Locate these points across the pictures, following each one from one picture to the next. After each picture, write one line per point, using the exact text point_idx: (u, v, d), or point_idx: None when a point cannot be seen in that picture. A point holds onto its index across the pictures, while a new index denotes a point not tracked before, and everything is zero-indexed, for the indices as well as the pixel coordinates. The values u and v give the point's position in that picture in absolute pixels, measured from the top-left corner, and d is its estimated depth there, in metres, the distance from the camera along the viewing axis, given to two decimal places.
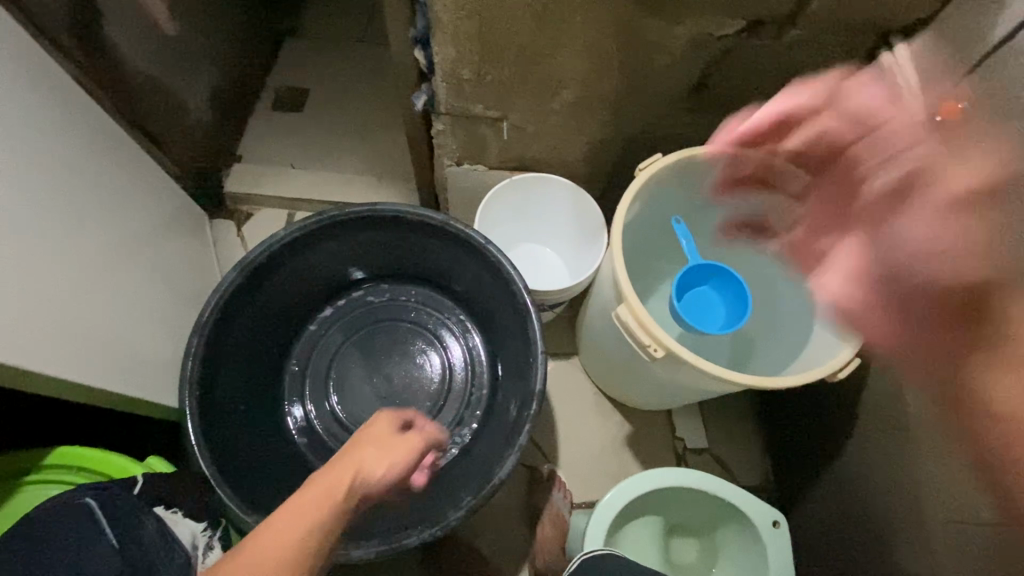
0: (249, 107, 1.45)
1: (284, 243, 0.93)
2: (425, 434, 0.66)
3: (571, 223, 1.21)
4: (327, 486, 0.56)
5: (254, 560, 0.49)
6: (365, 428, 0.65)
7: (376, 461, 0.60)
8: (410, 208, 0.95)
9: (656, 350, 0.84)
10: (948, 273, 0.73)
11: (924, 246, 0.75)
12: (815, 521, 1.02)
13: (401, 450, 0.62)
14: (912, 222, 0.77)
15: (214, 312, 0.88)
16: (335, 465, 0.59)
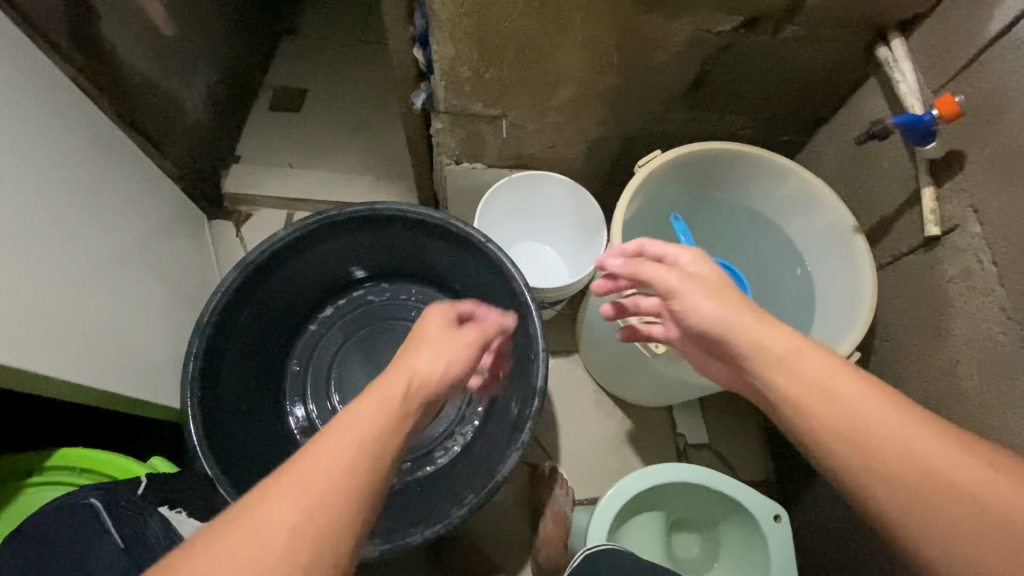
0: (247, 107, 1.45)
1: (283, 244, 0.93)
2: (480, 326, 0.71)
3: (569, 220, 1.21)
4: (384, 393, 0.56)
5: (335, 445, 0.49)
6: (420, 325, 0.68)
7: (434, 362, 0.62)
8: (411, 208, 0.96)
9: (657, 347, 0.84)
10: (792, 362, 0.58)
11: (753, 333, 0.60)
12: (816, 516, 1.02)
13: (457, 349, 0.65)
14: (721, 303, 0.64)
15: (214, 313, 0.88)
16: (399, 364, 0.61)
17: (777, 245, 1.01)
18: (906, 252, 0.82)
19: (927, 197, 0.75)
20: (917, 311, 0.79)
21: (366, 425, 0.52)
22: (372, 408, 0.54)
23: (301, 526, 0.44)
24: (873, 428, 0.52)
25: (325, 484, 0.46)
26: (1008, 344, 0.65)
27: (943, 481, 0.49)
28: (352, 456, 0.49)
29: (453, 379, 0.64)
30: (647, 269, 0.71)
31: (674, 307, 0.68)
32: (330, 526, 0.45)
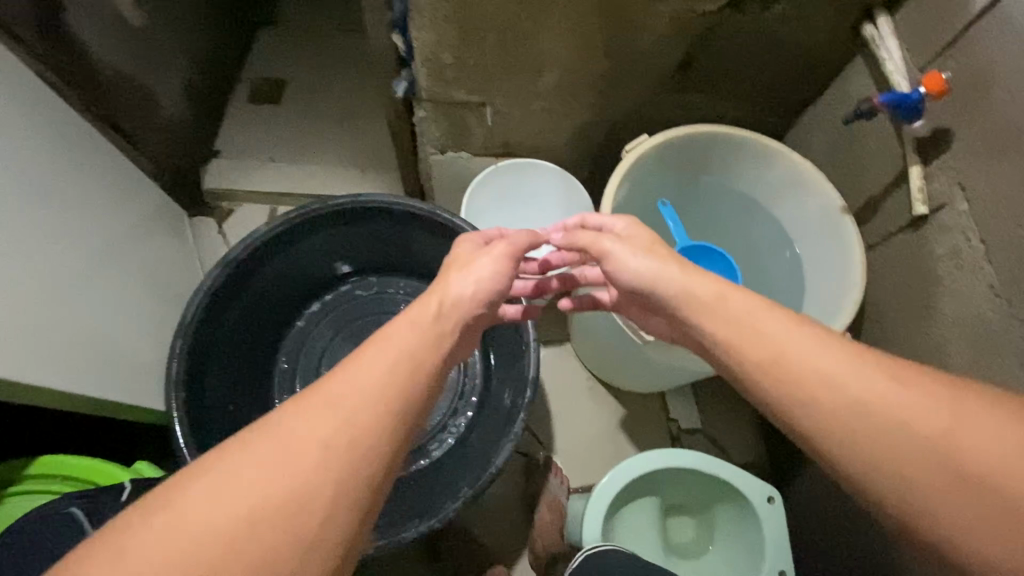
0: (225, 100, 1.41)
1: (266, 239, 0.91)
2: (507, 239, 0.73)
3: (559, 208, 1.20)
4: (414, 318, 0.59)
5: (364, 373, 0.51)
6: (454, 256, 0.72)
7: (464, 283, 0.66)
8: (397, 199, 0.94)
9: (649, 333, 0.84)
10: (717, 307, 0.58)
11: (675, 283, 0.62)
12: (809, 496, 1.03)
13: (486, 267, 0.68)
14: (648, 258, 0.65)
15: (198, 312, 0.86)
16: (433, 293, 0.64)
17: (766, 228, 1.01)
18: (894, 232, 0.81)
19: (915, 176, 0.75)
20: (907, 290, 0.79)
21: (395, 350, 0.54)
22: (403, 330, 0.57)
23: (340, 428, 0.47)
24: (796, 358, 0.52)
25: (358, 405, 0.48)
26: (998, 321, 0.65)
27: (887, 422, 0.47)
28: (385, 370, 0.52)
29: (485, 301, 0.67)
30: (581, 237, 0.73)
31: (607, 267, 0.70)
32: (369, 427, 0.48)
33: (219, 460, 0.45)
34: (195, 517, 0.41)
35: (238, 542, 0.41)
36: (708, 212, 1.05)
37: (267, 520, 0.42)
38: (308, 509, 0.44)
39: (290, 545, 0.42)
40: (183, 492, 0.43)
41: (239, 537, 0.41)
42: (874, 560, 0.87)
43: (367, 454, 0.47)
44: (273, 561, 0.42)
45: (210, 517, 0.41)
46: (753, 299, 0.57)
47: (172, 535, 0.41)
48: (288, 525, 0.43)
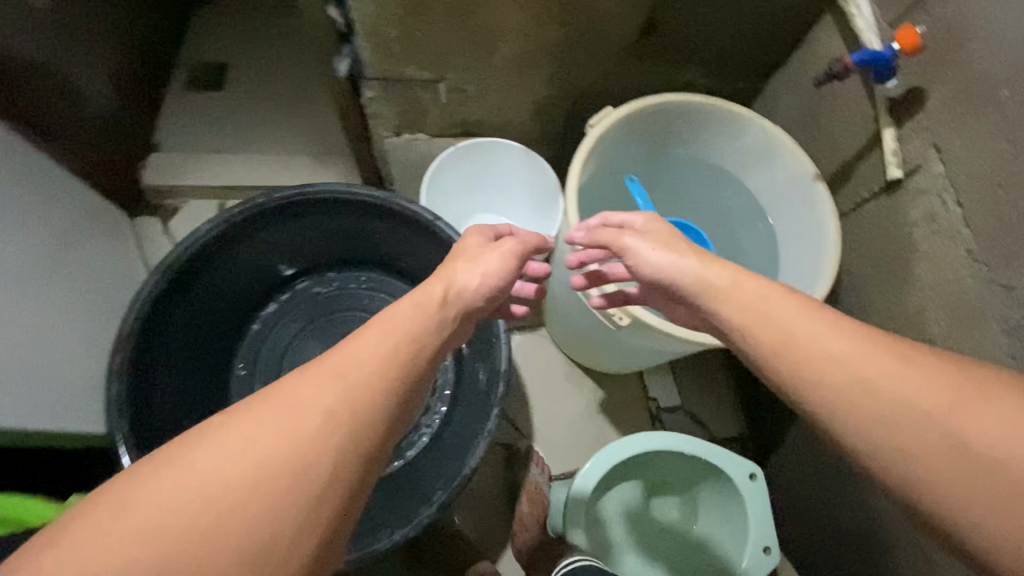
0: (161, 88, 1.30)
1: (207, 239, 0.84)
2: (518, 238, 0.73)
3: (525, 188, 1.14)
4: (420, 301, 0.58)
5: (374, 344, 0.50)
6: (460, 246, 0.72)
7: (470, 275, 0.66)
8: (349, 188, 0.88)
9: (622, 317, 0.81)
10: (734, 295, 0.56)
11: (696, 274, 0.60)
12: (791, 468, 1.03)
13: (493, 260, 0.69)
14: (671, 253, 0.62)
15: (139, 320, 0.79)
16: (437, 279, 0.64)
17: (739, 200, 0.98)
18: (868, 198, 0.79)
19: (888, 139, 0.72)
20: (883, 257, 0.76)
21: (400, 328, 0.53)
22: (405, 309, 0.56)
23: (343, 390, 0.45)
24: (805, 337, 0.50)
25: (365, 374, 0.47)
26: (975, 288, 0.63)
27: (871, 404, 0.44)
28: (389, 342, 0.51)
29: (490, 294, 0.67)
30: (601, 234, 0.69)
31: (629, 264, 0.67)
32: (371, 395, 0.46)
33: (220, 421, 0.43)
34: (190, 475, 0.40)
35: (240, 500, 0.39)
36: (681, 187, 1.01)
37: (263, 478, 0.40)
38: (304, 472, 0.41)
39: (284, 509, 0.40)
40: (183, 448, 0.41)
41: (231, 499, 0.39)
42: (857, 528, 0.87)
43: (367, 416, 0.45)
44: (267, 525, 0.39)
45: (206, 475, 0.40)
46: (774, 287, 0.55)
47: (167, 491, 0.39)
48: (283, 488, 0.40)
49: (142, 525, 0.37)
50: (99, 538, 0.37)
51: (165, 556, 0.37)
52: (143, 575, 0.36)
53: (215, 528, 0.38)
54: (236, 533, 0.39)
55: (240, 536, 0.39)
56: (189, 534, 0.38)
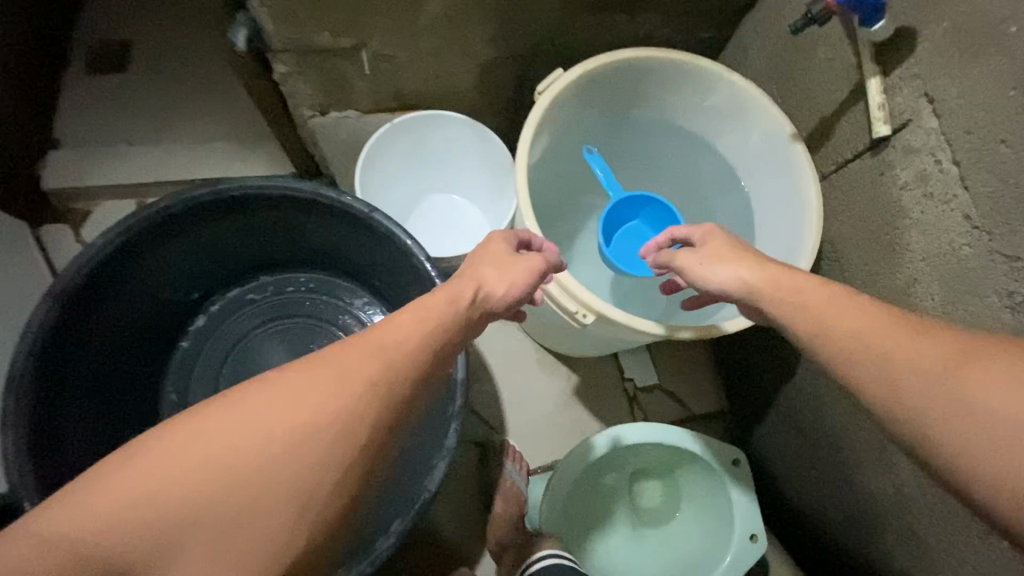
0: (56, 74, 1.13)
1: (106, 255, 0.72)
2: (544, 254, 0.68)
3: (476, 165, 1.03)
4: (451, 297, 0.58)
5: (408, 325, 0.53)
6: (481, 249, 0.66)
7: (498, 280, 0.62)
8: (269, 181, 0.77)
9: (585, 316, 0.72)
10: (778, 295, 0.55)
11: (747, 280, 0.58)
12: (775, 443, 0.98)
13: (524, 272, 0.64)
14: (725, 265, 0.60)
15: (31, 352, 0.67)
16: (461, 277, 0.62)
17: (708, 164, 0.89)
18: (851, 158, 0.71)
19: (874, 90, 0.63)
20: (869, 223, 0.69)
21: (432, 312, 0.55)
22: (433, 300, 0.57)
23: (381, 369, 0.50)
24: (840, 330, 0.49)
25: (399, 354, 0.51)
26: (975, 257, 0.56)
27: None
28: (416, 329, 0.53)
29: (512, 305, 0.64)
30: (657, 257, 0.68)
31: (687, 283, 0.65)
32: (404, 374, 0.51)
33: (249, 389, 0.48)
34: (219, 438, 0.45)
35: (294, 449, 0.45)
36: (644, 154, 0.92)
37: (289, 450, 0.45)
38: (324, 447, 0.46)
39: (320, 469, 0.46)
40: (218, 412, 0.46)
41: (260, 465, 0.44)
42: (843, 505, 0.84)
43: (383, 403, 0.49)
44: (287, 490, 0.45)
45: (236, 438, 0.45)
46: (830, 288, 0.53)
47: (203, 447, 0.44)
48: (304, 461, 0.46)
49: (181, 477, 0.43)
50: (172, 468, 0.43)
51: (224, 495, 0.43)
52: (203, 500, 0.43)
53: (247, 483, 0.44)
54: (264, 489, 0.44)
55: (293, 480, 0.45)
56: (252, 477, 0.44)
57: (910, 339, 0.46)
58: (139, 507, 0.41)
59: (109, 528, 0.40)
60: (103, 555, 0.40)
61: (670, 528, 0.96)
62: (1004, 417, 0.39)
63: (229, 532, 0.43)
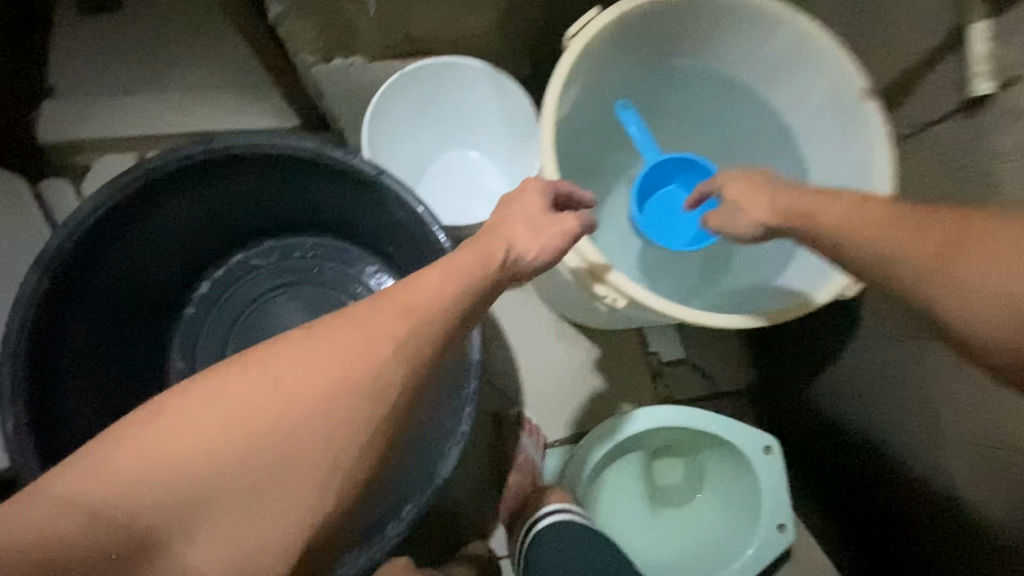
0: (44, 14, 1.05)
1: (96, 221, 0.66)
2: (578, 214, 0.59)
3: (495, 118, 0.94)
4: (479, 256, 0.52)
5: (434, 286, 0.47)
6: (514, 204, 0.59)
7: (529, 241, 0.56)
8: (269, 137, 0.70)
9: (615, 301, 0.67)
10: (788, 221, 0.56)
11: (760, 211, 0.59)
12: (808, 420, 0.94)
13: (556, 235, 0.57)
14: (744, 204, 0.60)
15: (28, 322, 0.63)
16: (486, 235, 0.55)
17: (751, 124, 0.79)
18: (939, 118, 0.60)
19: (977, 37, 0.53)
20: (951, 197, 0.60)
21: (460, 273, 0.49)
22: (459, 260, 0.50)
23: (408, 331, 0.45)
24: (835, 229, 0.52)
25: (424, 319, 0.46)
26: None
27: None
28: (443, 293, 0.47)
29: (538, 271, 0.58)
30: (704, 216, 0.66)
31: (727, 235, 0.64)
32: (430, 342, 0.46)
33: (245, 368, 0.43)
34: (215, 428, 0.41)
35: (320, 411, 0.43)
36: (681, 110, 0.83)
37: (301, 424, 0.43)
38: (329, 437, 0.44)
39: (350, 427, 0.44)
40: (213, 396, 0.42)
41: (263, 456, 0.43)
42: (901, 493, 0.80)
43: (394, 389, 0.45)
44: (318, 446, 0.44)
45: (235, 428, 0.42)
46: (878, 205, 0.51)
47: (199, 437, 0.41)
48: (309, 451, 0.44)
49: (179, 468, 0.41)
50: (197, 418, 0.41)
51: (252, 451, 0.42)
52: (230, 453, 0.42)
53: (250, 474, 0.43)
54: (268, 479, 0.43)
55: (324, 436, 0.44)
56: (279, 434, 0.43)
57: (903, 232, 0.48)
58: (141, 496, 0.40)
59: (114, 512, 0.39)
60: (113, 534, 0.40)
61: (688, 509, 0.93)
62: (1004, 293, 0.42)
63: (236, 520, 0.43)
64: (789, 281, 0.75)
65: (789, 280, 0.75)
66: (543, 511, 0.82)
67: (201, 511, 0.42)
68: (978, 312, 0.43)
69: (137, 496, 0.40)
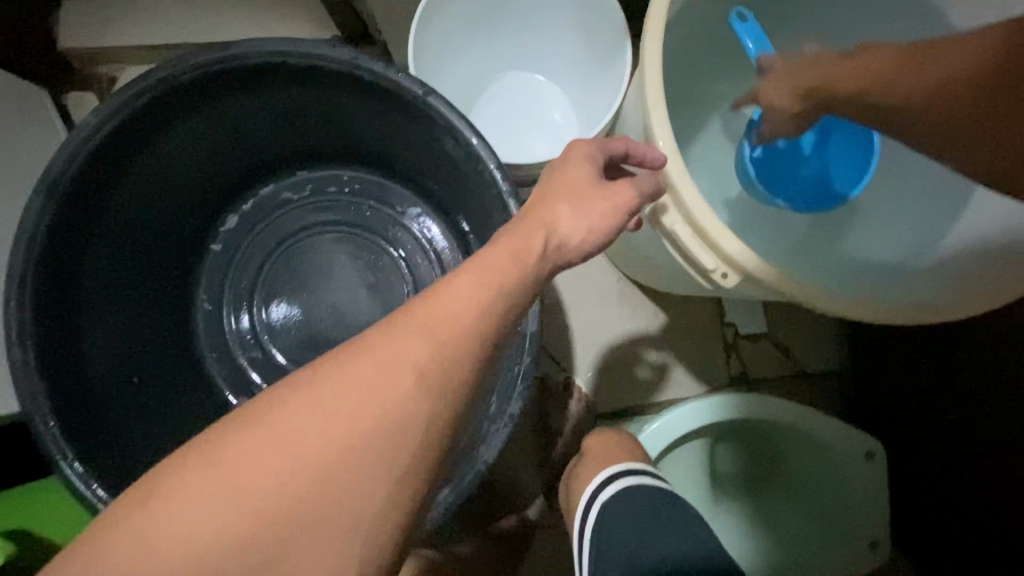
0: None
1: (101, 139, 0.57)
2: (632, 180, 0.47)
3: (568, 32, 0.78)
4: (512, 252, 0.42)
5: (469, 289, 0.39)
6: (555, 174, 0.47)
7: (574, 224, 0.44)
8: (292, 43, 0.58)
9: (725, 277, 0.50)
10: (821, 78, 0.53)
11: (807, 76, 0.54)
12: (911, 423, 0.79)
13: (607, 214, 0.46)
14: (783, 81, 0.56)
15: (35, 250, 0.55)
16: (523, 216, 0.45)
17: (873, 29, 0.70)
18: None
19: None
20: None
21: (494, 272, 0.40)
22: (488, 255, 0.41)
23: (430, 350, 0.36)
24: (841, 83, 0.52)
25: (451, 337, 0.37)
26: None
27: None
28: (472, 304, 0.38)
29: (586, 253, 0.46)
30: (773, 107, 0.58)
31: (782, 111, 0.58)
32: (464, 344, 0.37)
33: (251, 421, 0.35)
34: (217, 490, 0.33)
35: (333, 459, 0.34)
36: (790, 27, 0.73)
37: (306, 449, 0.34)
38: (358, 468, 0.34)
39: (368, 462, 0.34)
40: (214, 456, 0.34)
41: (275, 509, 0.33)
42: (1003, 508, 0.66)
43: (426, 400, 0.36)
44: (325, 477, 0.34)
45: (233, 481, 0.33)
46: (881, 56, 0.50)
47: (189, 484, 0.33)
48: (335, 488, 0.34)
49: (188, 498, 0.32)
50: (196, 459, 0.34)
51: (252, 486, 0.33)
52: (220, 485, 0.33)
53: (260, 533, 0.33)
54: (270, 521, 0.33)
55: (344, 464, 0.34)
56: (279, 465, 0.33)
57: (881, 75, 0.49)
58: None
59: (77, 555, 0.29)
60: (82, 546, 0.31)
61: (751, 501, 0.82)
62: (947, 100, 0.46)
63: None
64: (954, 250, 0.59)
65: (954, 253, 0.59)
66: (615, 469, 0.70)
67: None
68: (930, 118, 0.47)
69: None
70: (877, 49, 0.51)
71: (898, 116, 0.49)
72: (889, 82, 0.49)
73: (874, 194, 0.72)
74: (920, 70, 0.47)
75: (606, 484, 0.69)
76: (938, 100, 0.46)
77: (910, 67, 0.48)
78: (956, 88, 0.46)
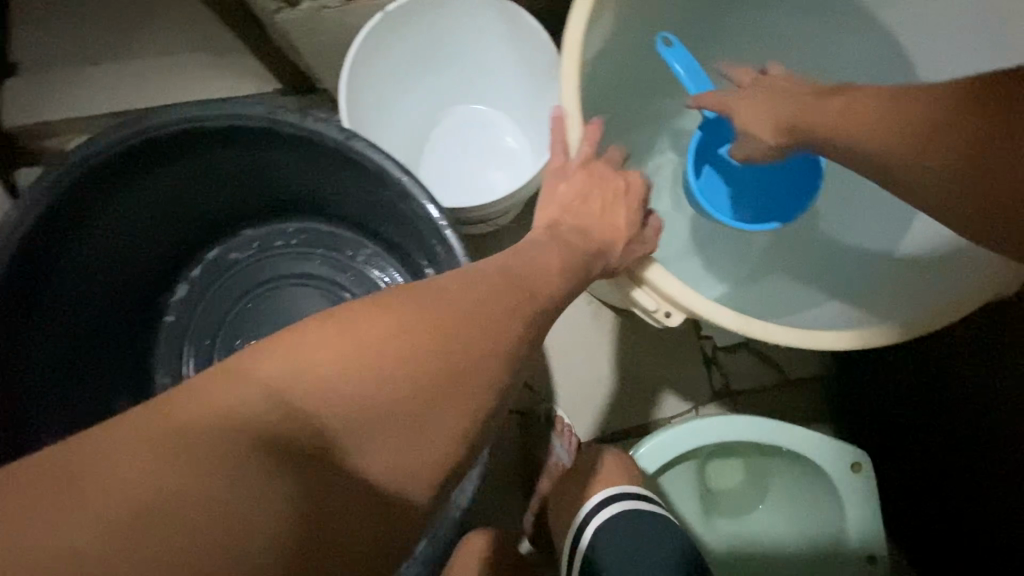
0: None
1: (35, 227, 0.55)
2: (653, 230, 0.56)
3: (505, 66, 0.78)
4: (501, 297, 0.40)
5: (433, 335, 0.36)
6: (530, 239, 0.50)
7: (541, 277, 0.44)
8: (215, 110, 0.57)
9: (669, 316, 0.51)
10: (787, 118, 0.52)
11: (763, 118, 0.54)
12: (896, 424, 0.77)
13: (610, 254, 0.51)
14: (739, 117, 0.56)
15: None
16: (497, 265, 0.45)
17: (805, 42, 0.71)
18: None
19: None
20: None
21: (469, 314, 0.38)
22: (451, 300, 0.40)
23: (389, 401, 0.34)
24: (806, 125, 0.50)
25: (418, 385, 0.35)
26: None
27: None
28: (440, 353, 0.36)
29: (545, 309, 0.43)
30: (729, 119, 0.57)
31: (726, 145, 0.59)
32: (416, 416, 0.35)
33: (225, 416, 0.30)
34: (292, 381, 0.32)
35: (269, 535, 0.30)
36: (725, 45, 0.73)
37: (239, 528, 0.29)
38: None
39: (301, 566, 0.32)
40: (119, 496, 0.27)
41: (376, 398, 0.34)
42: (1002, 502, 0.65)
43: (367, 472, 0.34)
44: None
45: None
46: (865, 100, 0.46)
47: None
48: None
49: None
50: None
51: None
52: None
53: (355, 420, 0.33)
54: None
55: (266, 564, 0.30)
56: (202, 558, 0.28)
57: (837, 117, 0.47)
58: (193, 464, 0.28)
59: None
60: None
61: (748, 519, 0.80)
62: (895, 135, 0.43)
63: (299, 492, 0.31)
64: (915, 260, 0.58)
65: (914, 262, 0.58)
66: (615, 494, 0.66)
67: (255, 492, 0.30)
68: (883, 155, 0.44)
69: (164, 495, 0.27)
70: (849, 92, 0.48)
71: (858, 157, 0.46)
72: (846, 119, 0.47)
73: (830, 199, 0.71)
74: (878, 110, 0.45)
75: (599, 508, 0.67)
76: (890, 135, 0.43)
77: (881, 110, 0.44)
78: (910, 119, 0.42)
